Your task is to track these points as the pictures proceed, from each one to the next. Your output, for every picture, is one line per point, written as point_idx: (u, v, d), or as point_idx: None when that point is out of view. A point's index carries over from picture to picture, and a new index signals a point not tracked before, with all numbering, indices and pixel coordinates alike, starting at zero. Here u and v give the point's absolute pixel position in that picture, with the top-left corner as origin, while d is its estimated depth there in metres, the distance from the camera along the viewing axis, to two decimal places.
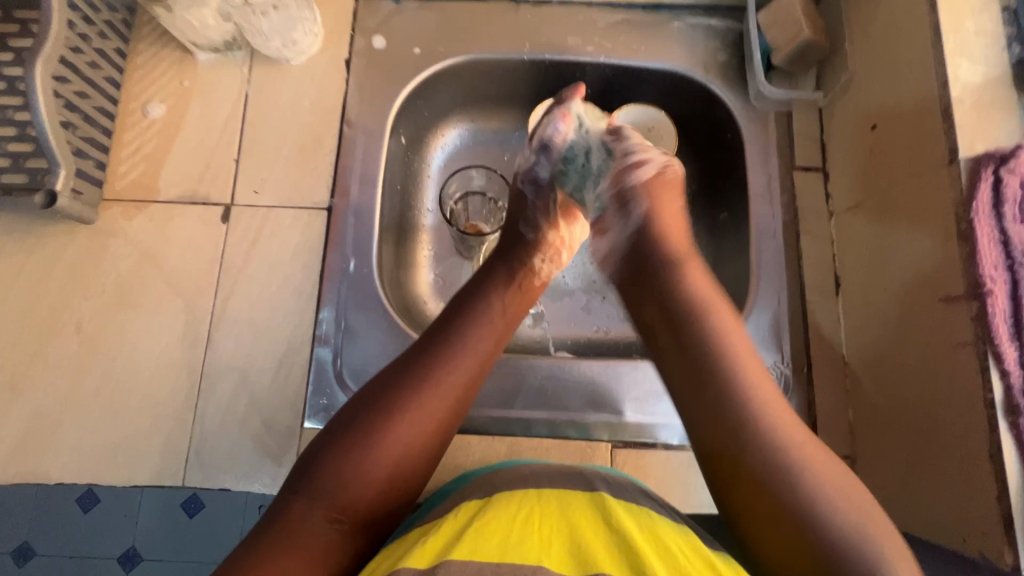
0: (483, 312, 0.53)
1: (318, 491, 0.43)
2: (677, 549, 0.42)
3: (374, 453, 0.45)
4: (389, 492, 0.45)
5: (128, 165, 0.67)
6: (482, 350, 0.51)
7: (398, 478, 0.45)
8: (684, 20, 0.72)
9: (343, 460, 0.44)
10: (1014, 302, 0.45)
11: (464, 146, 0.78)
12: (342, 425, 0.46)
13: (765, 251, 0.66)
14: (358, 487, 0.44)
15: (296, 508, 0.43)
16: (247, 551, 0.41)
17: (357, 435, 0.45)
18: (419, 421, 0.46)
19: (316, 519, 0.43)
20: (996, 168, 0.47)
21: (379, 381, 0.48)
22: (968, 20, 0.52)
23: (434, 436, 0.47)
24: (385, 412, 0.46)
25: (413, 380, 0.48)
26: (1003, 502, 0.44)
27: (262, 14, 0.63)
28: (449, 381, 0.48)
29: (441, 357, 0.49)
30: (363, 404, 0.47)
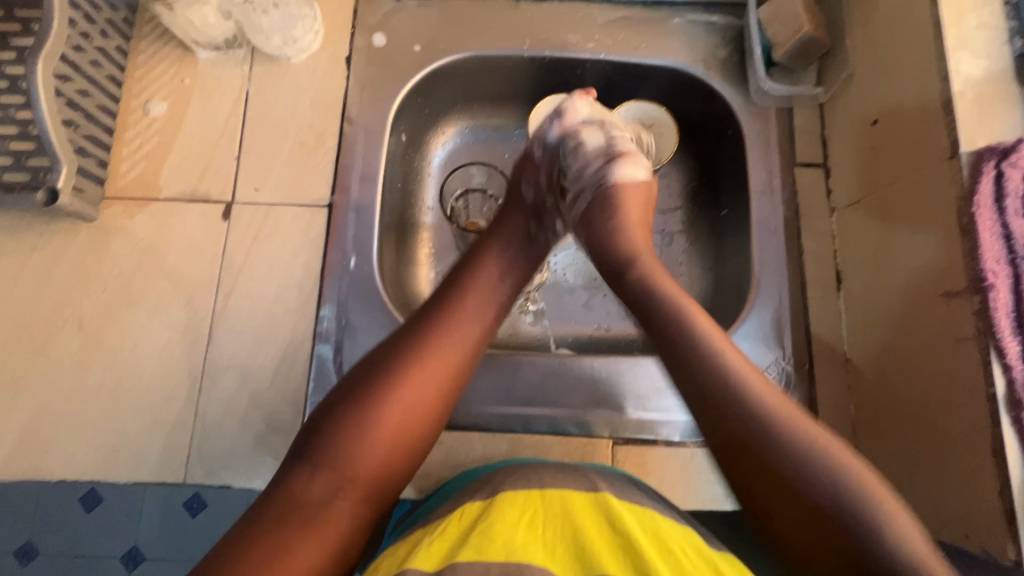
0: (482, 283, 0.54)
1: (319, 461, 0.44)
2: (679, 550, 0.42)
3: (374, 420, 0.45)
4: (391, 461, 0.45)
5: (129, 163, 0.67)
6: (480, 320, 0.52)
7: (398, 448, 0.45)
8: (684, 17, 0.72)
9: (342, 430, 0.44)
10: (1017, 296, 0.45)
11: (465, 143, 0.78)
12: (341, 394, 0.47)
13: (767, 247, 0.66)
14: (358, 456, 0.44)
15: (298, 478, 0.43)
16: (249, 526, 0.41)
17: (356, 402, 0.45)
18: (418, 388, 0.46)
19: (317, 489, 0.43)
20: (998, 162, 0.47)
21: (377, 352, 0.48)
22: (970, 14, 0.51)
23: (432, 405, 0.47)
24: (383, 380, 0.46)
25: (411, 349, 0.48)
26: (1006, 497, 0.43)
27: (262, 11, 0.64)
28: (448, 349, 0.49)
29: (439, 326, 0.50)
30: (362, 375, 0.47)
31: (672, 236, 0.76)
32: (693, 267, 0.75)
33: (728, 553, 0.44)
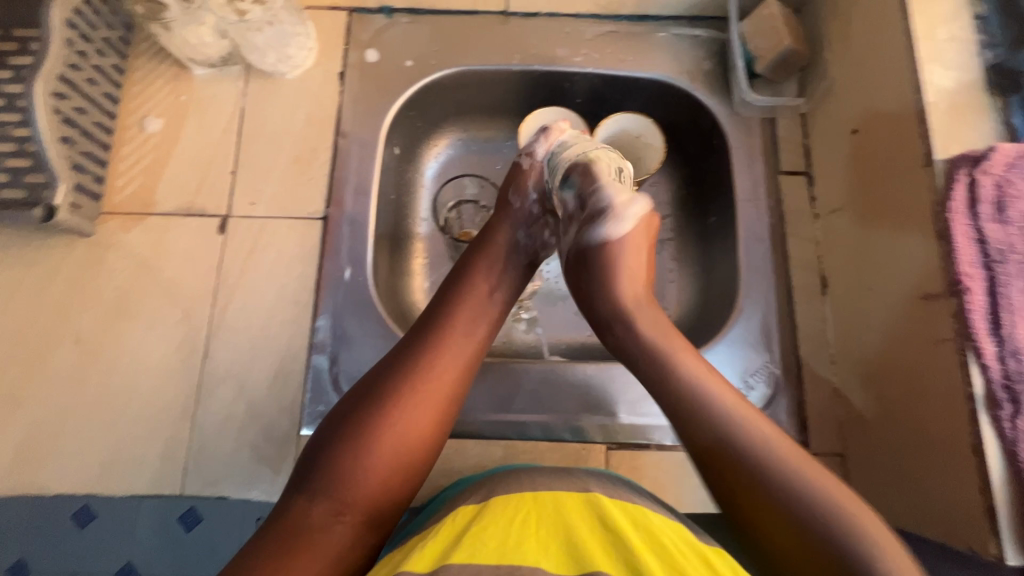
0: (472, 298, 0.54)
1: (320, 487, 0.44)
2: (671, 544, 0.43)
3: (374, 443, 0.45)
4: (394, 482, 0.46)
5: (126, 179, 0.68)
6: (471, 334, 0.53)
7: (401, 469, 0.46)
8: (669, 31, 0.74)
9: (342, 454, 0.45)
10: (992, 299, 0.46)
11: (458, 155, 0.80)
12: (338, 421, 0.47)
13: (753, 254, 0.68)
14: (360, 479, 0.45)
15: (298, 506, 0.44)
16: (250, 553, 0.41)
17: (354, 428, 0.46)
18: (414, 409, 0.47)
19: (318, 515, 0.43)
20: (971, 170, 0.48)
21: (371, 378, 0.49)
22: (940, 28, 0.54)
23: (427, 426, 0.48)
24: (379, 403, 0.47)
25: (403, 369, 0.49)
26: (986, 495, 0.45)
27: (257, 30, 0.65)
28: (441, 366, 0.50)
29: (429, 344, 0.51)
30: (357, 399, 0.48)
31: (662, 243, 0.78)
32: (684, 274, 0.76)
33: (720, 548, 0.45)
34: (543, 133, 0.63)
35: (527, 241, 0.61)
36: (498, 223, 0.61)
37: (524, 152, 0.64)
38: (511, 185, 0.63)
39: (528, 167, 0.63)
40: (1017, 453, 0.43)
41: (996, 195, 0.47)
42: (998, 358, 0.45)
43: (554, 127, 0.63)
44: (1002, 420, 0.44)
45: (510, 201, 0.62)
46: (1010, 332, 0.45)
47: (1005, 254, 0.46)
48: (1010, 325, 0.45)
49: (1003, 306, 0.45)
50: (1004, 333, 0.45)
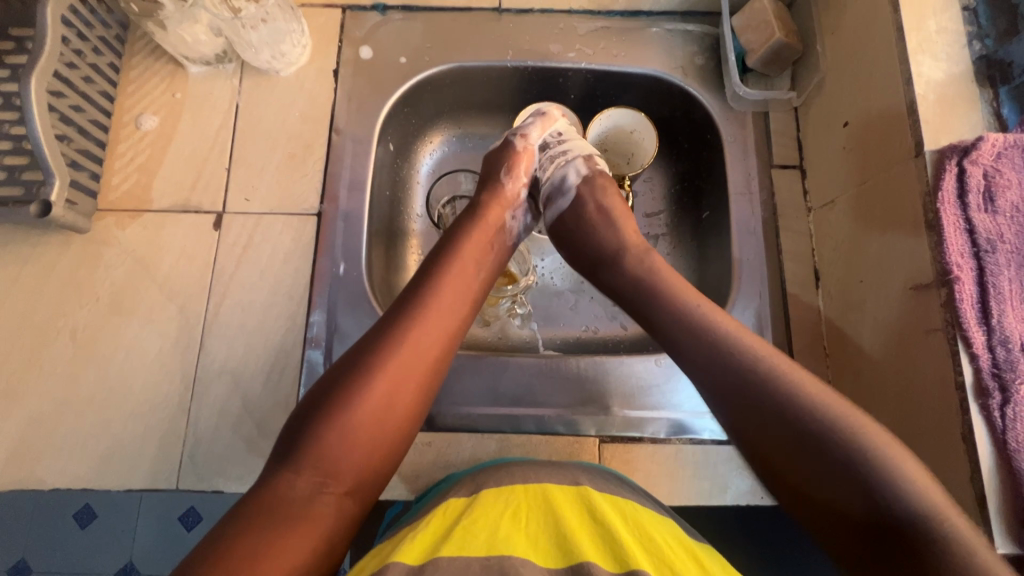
0: (454, 276, 0.54)
1: (303, 461, 0.44)
2: (659, 539, 0.43)
3: (355, 417, 0.46)
4: (376, 455, 0.47)
5: (121, 176, 0.68)
6: (452, 311, 0.53)
7: (383, 443, 0.47)
8: (662, 26, 0.74)
9: (325, 430, 0.46)
10: (981, 288, 0.47)
11: (452, 151, 0.80)
12: (322, 395, 0.47)
13: (746, 247, 0.68)
14: (343, 452, 0.45)
15: (283, 479, 0.44)
16: (238, 524, 0.42)
17: (336, 403, 0.46)
18: (399, 385, 0.48)
19: (303, 487, 0.44)
20: (960, 159, 0.48)
21: (350, 354, 0.49)
22: (930, 20, 0.54)
23: (411, 402, 0.49)
24: (359, 378, 0.47)
25: (390, 345, 0.49)
26: (975, 483, 0.45)
27: (252, 28, 0.65)
28: (423, 343, 0.50)
29: (413, 320, 0.51)
30: (342, 373, 0.48)
31: (656, 238, 0.78)
32: (678, 268, 0.76)
33: (707, 544, 0.46)
34: (539, 118, 0.65)
35: (513, 226, 0.62)
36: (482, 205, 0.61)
37: (517, 133, 0.65)
38: (502, 163, 0.63)
39: (522, 147, 0.64)
40: (1007, 442, 0.44)
41: (984, 185, 0.48)
42: (988, 347, 0.45)
43: (549, 114, 0.66)
44: (991, 409, 0.45)
45: (502, 182, 0.62)
46: (997, 321, 0.46)
47: (993, 244, 0.47)
48: (998, 313, 0.46)
49: (991, 295, 0.46)
50: (992, 322, 0.46)
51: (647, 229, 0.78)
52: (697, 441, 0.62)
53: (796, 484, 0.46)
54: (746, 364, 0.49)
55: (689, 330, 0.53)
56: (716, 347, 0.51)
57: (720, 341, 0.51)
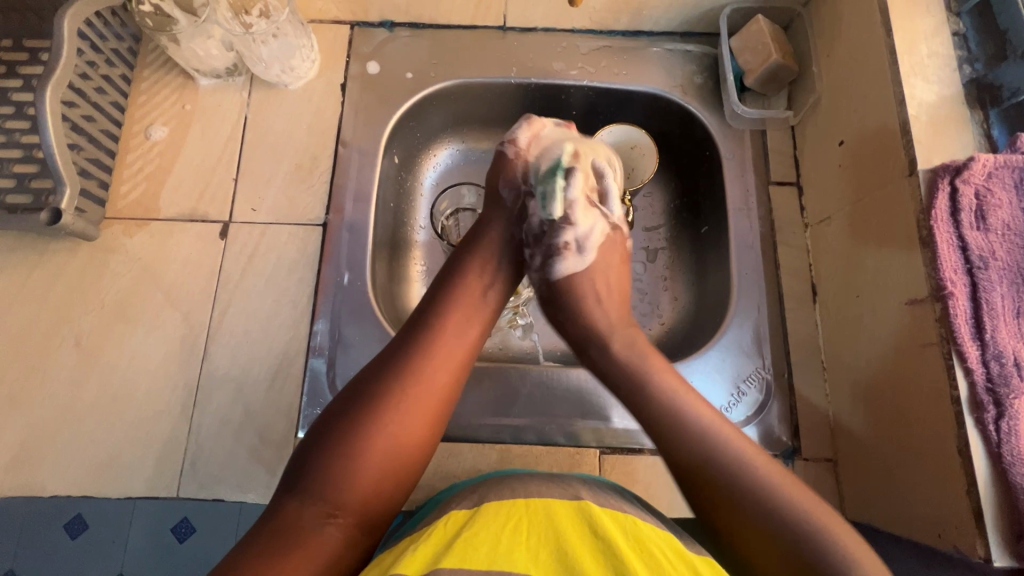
0: (461, 306, 0.55)
1: (312, 489, 0.45)
2: (659, 554, 0.44)
3: (366, 449, 0.46)
4: (384, 486, 0.47)
5: (129, 185, 0.69)
6: (461, 345, 0.53)
7: (391, 471, 0.47)
8: (662, 46, 0.76)
9: (332, 458, 0.46)
10: (974, 304, 0.48)
11: (456, 165, 0.82)
12: (328, 423, 0.48)
13: (745, 262, 0.69)
14: (351, 482, 0.45)
15: (291, 505, 0.44)
16: (246, 553, 0.41)
17: (347, 434, 0.47)
18: (405, 416, 0.48)
19: (310, 515, 0.44)
20: (952, 179, 0.50)
21: (359, 383, 0.50)
22: (921, 44, 0.56)
23: (418, 431, 0.49)
24: (372, 410, 0.48)
25: (395, 374, 0.50)
26: (972, 495, 0.45)
27: (262, 42, 0.67)
28: (433, 378, 0.51)
29: (418, 349, 0.52)
30: (350, 400, 0.49)
31: (656, 252, 0.79)
32: (678, 282, 0.77)
33: (706, 555, 0.45)
34: (523, 123, 0.65)
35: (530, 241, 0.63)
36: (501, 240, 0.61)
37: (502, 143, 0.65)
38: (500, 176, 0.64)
39: (512, 160, 0.64)
40: (1002, 455, 0.44)
41: (976, 204, 0.49)
42: (982, 361, 0.46)
43: (538, 121, 0.65)
44: (986, 422, 0.45)
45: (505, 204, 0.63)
46: (991, 336, 0.47)
47: (985, 261, 0.48)
48: (991, 329, 0.47)
49: (984, 311, 0.47)
50: (985, 338, 0.47)
51: (647, 243, 0.80)
52: None
53: (752, 549, 0.46)
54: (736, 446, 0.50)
55: (660, 411, 0.53)
56: (693, 426, 0.51)
57: (699, 427, 0.51)
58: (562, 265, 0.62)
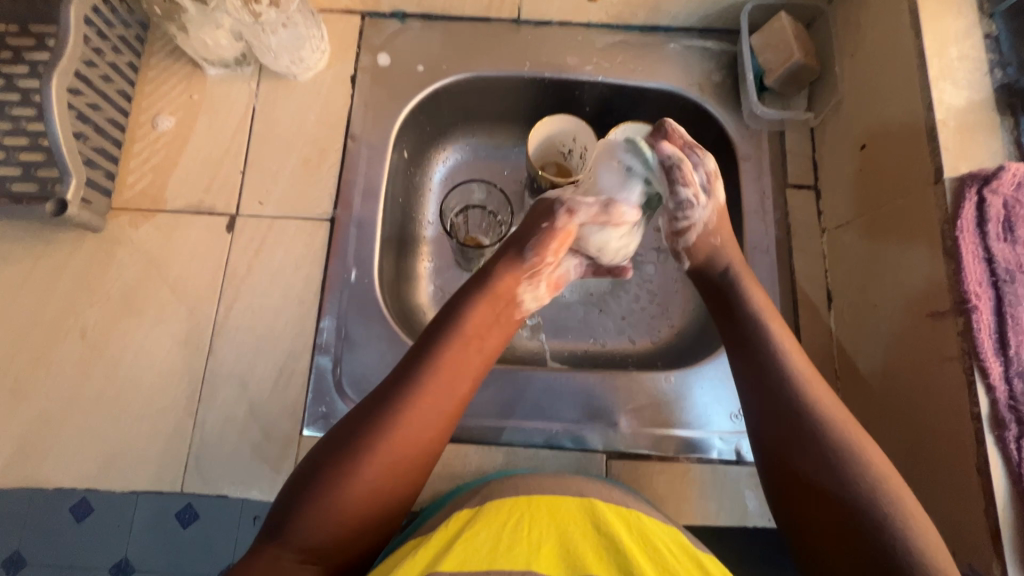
0: (455, 348, 0.52)
1: (292, 533, 0.43)
2: (666, 551, 0.44)
3: (345, 497, 0.45)
4: (363, 530, 0.45)
5: (136, 175, 0.68)
6: (450, 390, 0.51)
7: (373, 516, 0.46)
8: (680, 42, 0.74)
9: (313, 501, 0.44)
10: (999, 318, 0.46)
11: (465, 161, 0.80)
12: (313, 466, 0.46)
13: (759, 267, 0.68)
14: (330, 528, 0.44)
15: (268, 551, 0.43)
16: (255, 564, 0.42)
17: (331, 476, 0.45)
18: (389, 463, 0.46)
19: (287, 563, 0.42)
20: (980, 188, 0.48)
21: (346, 426, 0.48)
22: (952, 46, 0.54)
23: (401, 478, 0.47)
24: (353, 457, 0.46)
25: (382, 418, 0.47)
26: (990, 514, 0.44)
27: (272, 32, 0.65)
28: (416, 426, 0.48)
29: (408, 392, 0.49)
30: (337, 443, 0.47)
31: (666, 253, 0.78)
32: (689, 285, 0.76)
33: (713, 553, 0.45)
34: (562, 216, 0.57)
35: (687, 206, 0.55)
36: (497, 269, 0.57)
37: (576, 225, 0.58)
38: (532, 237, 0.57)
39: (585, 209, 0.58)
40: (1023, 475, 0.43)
41: (1004, 215, 0.48)
42: (1004, 378, 0.45)
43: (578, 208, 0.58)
44: (1008, 441, 0.44)
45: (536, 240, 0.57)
46: (1015, 352, 0.45)
47: (1011, 274, 0.47)
48: (1016, 345, 0.46)
49: (1009, 325, 0.46)
50: (1009, 354, 0.46)
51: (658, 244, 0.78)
52: (704, 460, 0.62)
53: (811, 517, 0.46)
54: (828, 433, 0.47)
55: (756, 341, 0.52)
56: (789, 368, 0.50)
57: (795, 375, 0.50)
58: (718, 191, 0.56)
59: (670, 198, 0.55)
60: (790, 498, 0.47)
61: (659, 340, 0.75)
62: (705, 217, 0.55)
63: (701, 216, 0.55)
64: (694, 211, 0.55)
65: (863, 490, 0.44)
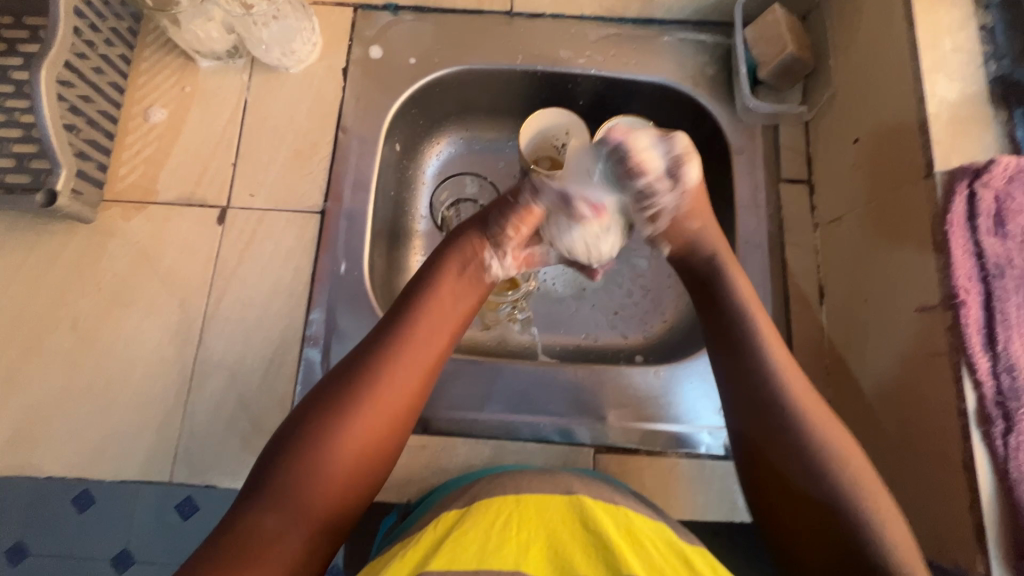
0: (434, 308, 0.52)
1: (274, 496, 0.43)
2: (652, 546, 0.44)
3: (325, 459, 0.44)
4: (346, 493, 0.45)
5: (128, 167, 0.68)
6: (430, 349, 0.50)
7: (357, 479, 0.45)
8: (673, 35, 0.74)
9: (292, 465, 0.44)
10: (987, 313, 0.46)
11: (457, 154, 0.80)
12: (292, 429, 0.46)
13: (751, 261, 0.67)
14: (309, 490, 0.44)
15: (251, 514, 0.43)
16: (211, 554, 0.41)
17: (310, 437, 0.45)
18: (370, 422, 0.46)
19: (270, 525, 0.42)
20: (971, 182, 0.48)
21: (323, 387, 0.47)
22: (946, 38, 0.53)
23: (382, 438, 0.47)
24: (332, 418, 0.45)
25: (362, 378, 0.47)
26: (975, 511, 0.44)
27: (263, 25, 0.66)
28: (397, 386, 0.48)
29: (387, 351, 0.48)
30: (315, 405, 0.46)
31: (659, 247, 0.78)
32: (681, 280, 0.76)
33: (700, 547, 0.45)
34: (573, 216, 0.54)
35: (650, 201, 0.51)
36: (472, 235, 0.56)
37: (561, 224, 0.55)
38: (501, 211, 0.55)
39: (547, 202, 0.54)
40: (1008, 472, 0.43)
41: (996, 209, 0.47)
42: (992, 374, 0.45)
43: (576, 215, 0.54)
44: (994, 438, 0.44)
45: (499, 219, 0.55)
46: (1003, 348, 0.45)
47: (1003, 269, 0.46)
48: (1004, 340, 0.45)
49: (997, 321, 0.45)
50: (997, 349, 0.45)
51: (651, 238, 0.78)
52: (692, 454, 0.62)
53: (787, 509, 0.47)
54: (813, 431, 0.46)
55: (745, 336, 0.51)
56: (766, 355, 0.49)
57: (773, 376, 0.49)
58: (689, 173, 0.49)
59: (630, 194, 0.50)
60: (770, 496, 0.48)
61: (651, 335, 0.74)
62: (675, 199, 0.50)
63: (668, 202, 0.51)
64: (659, 199, 0.50)
65: (845, 486, 0.44)
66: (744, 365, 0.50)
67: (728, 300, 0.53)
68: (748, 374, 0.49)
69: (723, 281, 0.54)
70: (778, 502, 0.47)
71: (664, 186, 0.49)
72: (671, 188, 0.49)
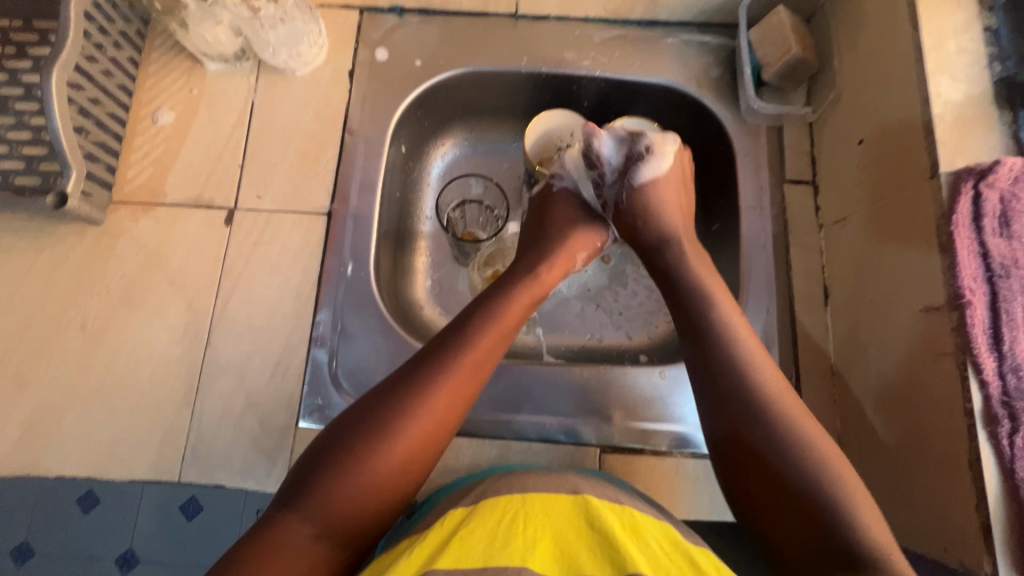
0: (480, 332, 0.52)
1: (308, 505, 0.43)
2: (655, 544, 0.44)
3: (365, 474, 0.44)
4: (381, 510, 0.45)
5: (137, 169, 0.69)
6: (472, 375, 0.51)
7: (390, 497, 0.45)
8: (678, 36, 0.74)
9: (331, 475, 0.44)
10: (993, 313, 0.46)
11: (463, 155, 0.81)
12: (333, 441, 0.46)
13: (755, 262, 0.67)
14: (346, 504, 0.44)
15: (284, 521, 0.42)
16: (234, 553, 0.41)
17: (352, 450, 0.45)
18: (412, 442, 0.46)
19: (302, 534, 0.42)
20: (976, 182, 0.48)
21: (368, 404, 0.48)
22: (950, 40, 0.53)
23: (420, 461, 0.47)
24: (377, 434, 0.46)
25: (406, 397, 0.47)
26: (981, 510, 0.44)
27: (270, 28, 0.66)
28: (440, 408, 0.48)
29: (433, 372, 0.49)
30: (358, 419, 0.47)
31: None
32: None
33: (704, 546, 0.45)
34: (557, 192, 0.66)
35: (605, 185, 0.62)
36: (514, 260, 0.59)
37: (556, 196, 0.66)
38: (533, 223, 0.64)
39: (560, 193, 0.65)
40: (1015, 471, 0.43)
41: (1000, 210, 0.47)
42: (998, 374, 0.45)
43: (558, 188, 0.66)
44: (1000, 437, 0.44)
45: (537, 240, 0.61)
46: (1009, 348, 0.45)
47: (1008, 269, 0.47)
48: (1010, 340, 0.45)
49: (1003, 321, 0.46)
50: (1003, 349, 0.45)
51: None
52: (697, 455, 0.62)
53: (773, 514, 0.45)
54: (818, 433, 0.46)
55: (716, 338, 0.52)
56: (742, 361, 0.50)
57: (759, 380, 0.49)
58: (647, 169, 0.61)
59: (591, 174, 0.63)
60: (759, 501, 0.46)
61: (656, 336, 0.75)
62: (619, 190, 0.62)
63: (614, 191, 0.62)
64: (609, 185, 0.62)
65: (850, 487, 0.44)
66: (712, 365, 0.51)
67: (696, 299, 0.54)
68: (725, 376, 0.50)
69: (694, 286, 0.55)
70: (764, 506, 0.46)
71: (618, 174, 0.61)
72: (625, 177, 0.61)
